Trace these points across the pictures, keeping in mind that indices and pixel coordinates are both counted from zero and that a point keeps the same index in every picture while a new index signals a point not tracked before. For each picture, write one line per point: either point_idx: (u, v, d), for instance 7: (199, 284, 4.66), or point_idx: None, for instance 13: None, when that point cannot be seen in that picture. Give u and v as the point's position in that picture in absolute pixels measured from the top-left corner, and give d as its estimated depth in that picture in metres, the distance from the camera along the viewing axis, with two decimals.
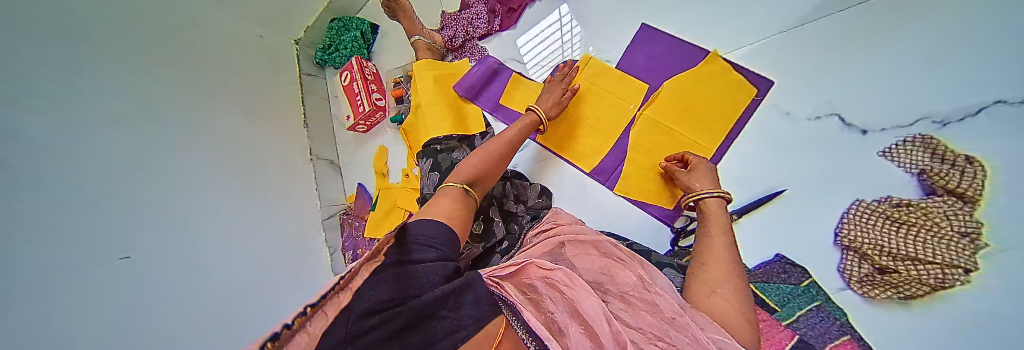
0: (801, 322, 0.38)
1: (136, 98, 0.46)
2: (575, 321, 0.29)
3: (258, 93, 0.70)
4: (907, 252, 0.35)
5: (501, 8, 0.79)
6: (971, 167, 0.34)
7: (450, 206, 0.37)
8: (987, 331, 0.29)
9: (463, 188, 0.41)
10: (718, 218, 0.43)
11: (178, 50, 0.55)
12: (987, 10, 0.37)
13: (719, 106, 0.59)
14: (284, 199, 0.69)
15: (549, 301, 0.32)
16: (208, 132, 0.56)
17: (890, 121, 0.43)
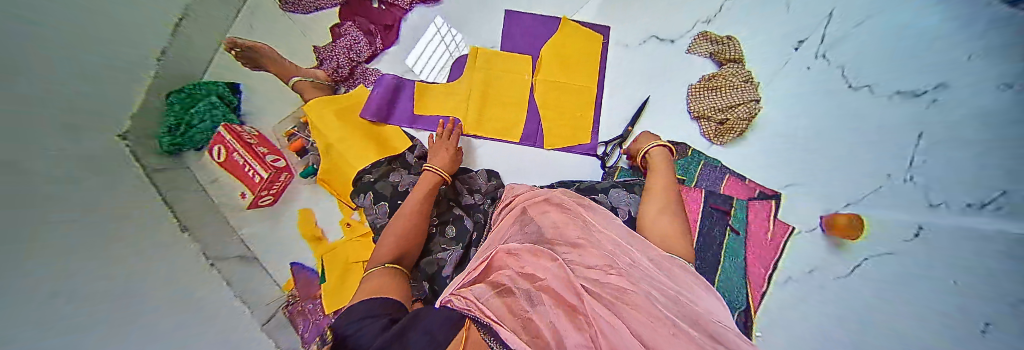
0: (699, 180, 0.72)
1: (88, 201, 0.37)
2: (546, 287, 0.38)
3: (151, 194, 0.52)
4: (729, 103, 0.69)
5: (376, 28, 0.79)
6: (730, 42, 0.71)
7: (378, 285, 0.44)
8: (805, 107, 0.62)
9: (389, 266, 0.48)
10: (660, 164, 0.61)
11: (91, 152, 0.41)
12: None
13: (587, 53, 0.79)
14: (225, 315, 0.52)
15: (519, 282, 0.40)
16: (145, 252, 0.42)
17: (681, 32, 0.78)
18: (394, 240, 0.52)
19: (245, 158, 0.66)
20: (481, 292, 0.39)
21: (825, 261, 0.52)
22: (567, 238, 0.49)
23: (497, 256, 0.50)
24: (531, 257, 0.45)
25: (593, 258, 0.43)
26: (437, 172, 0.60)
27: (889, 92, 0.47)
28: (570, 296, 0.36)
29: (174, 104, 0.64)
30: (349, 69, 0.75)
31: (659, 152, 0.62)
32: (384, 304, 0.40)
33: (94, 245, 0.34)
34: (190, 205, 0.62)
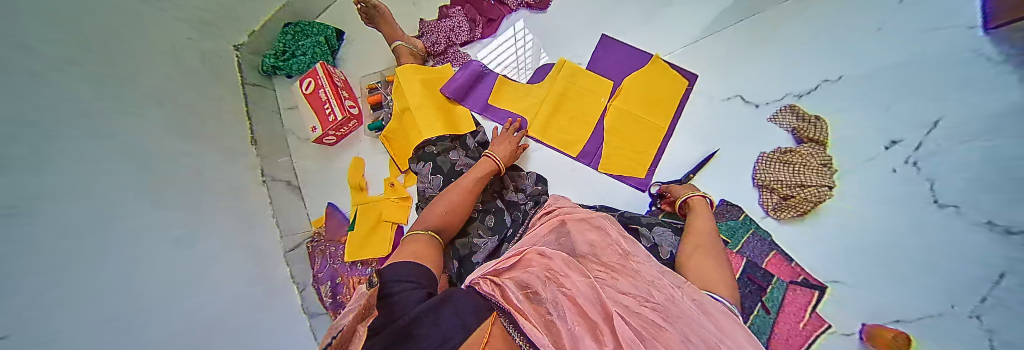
0: (746, 247, 0.68)
1: (91, 78, 0.36)
2: (572, 297, 0.38)
3: (208, 111, 0.57)
4: (798, 181, 0.67)
5: (480, 19, 0.86)
6: (817, 122, 0.69)
7: (420, 250, 0.46)
8: (886, 205, 0.56)
9: (428, 234, 0.51)
10: (702, 215, 0.59)
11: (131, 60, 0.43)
12: (830, 34, 0.69)
13: (667, 95, 0.80)
14: (240, 239, 0.54)
15: (547, 284, 0.40)
16: (165, 160, 0.43)
17: (769, 98, 0.77)
18: (439, 212, 0.55)
19: (327, 96, 0.70)
20: (511, 288, 0.40)
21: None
22: (602, 258, 0.48)
23: (528, 254, 0.49)
24: (561, 264, 0.44)
25: (627, 286, 0.41)
26: (495, 160, 0.64)
27: (977, 219, 0.44)
28: (595, 312, 0.35)
29: (287, 33, 0.75)
30: (444, 47, 0.83)
31: (700, 204, 0.60)
32: (418, 271, 0.41)
33: (81, 122, 0.33)
34: (268, 124, 0.72)
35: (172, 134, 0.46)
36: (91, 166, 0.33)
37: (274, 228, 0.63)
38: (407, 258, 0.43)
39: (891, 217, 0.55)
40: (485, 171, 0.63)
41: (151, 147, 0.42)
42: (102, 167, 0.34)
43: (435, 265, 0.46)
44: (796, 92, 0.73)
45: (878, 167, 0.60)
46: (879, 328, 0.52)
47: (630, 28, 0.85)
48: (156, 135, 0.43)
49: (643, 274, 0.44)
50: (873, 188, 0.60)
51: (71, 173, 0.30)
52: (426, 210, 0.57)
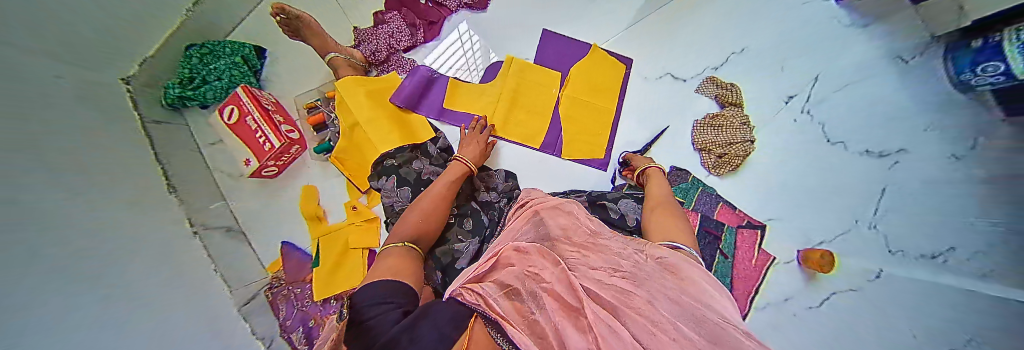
0: (698, 204, 0.76)
1: (36, 127, 0.31)
2: (550, 290, 0.40)
3: (133, 157, 0.48)
4: (729, 139, 0.78)
5: (420, 22, 0.83)
6: (732, 87, 0.82)
7: (398, 265, 0.43)
8: (788, 150, 0.76)
9: (405, 245, 0.48)
10: (658, 182, 0.65)
11: (64, 104, 0.37)
12: (726, 20, 0.87)
13: (611, 79, 0.86)
14: (194, 300, 0.47)
15: (527, 283, 0.42)
16: (104, 219, 0.37)
17: (692, 71, 0.86)
18: (413, 222, 0.53)
19: (258, 124, 0.62)
20: (492, 292, 0.41)
21: (800, 292, 0.66)
22: (574, 240, 0.52)
23: (504, 253, 0.52)
24: (537, 259, 0.47)
25: (598, 261, 0.45)
26: (466, 163, 0.63)
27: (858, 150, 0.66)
28: (571, 298, 0.37)
29: (191, 57, 0.64)
30: (386, 55, 0.79)
31: (656, 172, 0.67)
32: (399, 291, 0.38)
33: (32, 178, 0.28)
34: (189, 164, 0.60)
35: (110, 187, 0.40)
36: (54, 230, 0.29)
37: (223, 283, 0.55)
38: (385, 277, 0.39)
39: (793, 160, 0.75)
40: (456, 175, 0.62)
41: (90, 204, 0.36)
42: (63, 229, 0.30)
43: (416, 279, 0.43)
44: (711, 66, 0.86)
45: (779, 122, 0.78)
46: (808, 252, 0.66)
47: (569, 20, 0.89)
48: (94, 188, 0.37)
49: (609, 248, 0.48)
50: (774, 137, 0.78)
51: (27, 237, 0.25)
52: (394, 227, 0.53)
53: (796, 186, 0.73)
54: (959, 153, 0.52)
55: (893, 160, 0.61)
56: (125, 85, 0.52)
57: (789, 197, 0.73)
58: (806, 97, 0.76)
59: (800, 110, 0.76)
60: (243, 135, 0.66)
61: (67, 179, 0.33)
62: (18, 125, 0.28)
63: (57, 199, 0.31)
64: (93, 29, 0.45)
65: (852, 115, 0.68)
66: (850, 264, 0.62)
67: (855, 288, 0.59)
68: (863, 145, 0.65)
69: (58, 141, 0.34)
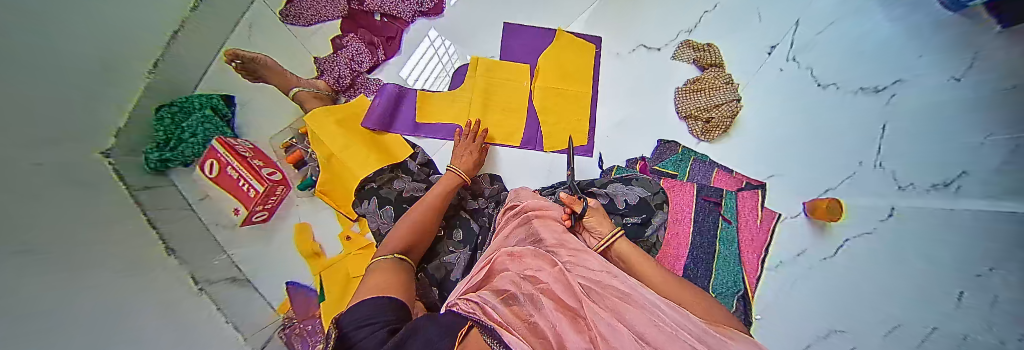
0: (692, 173, 0.75)
1: (30, 203, 0.32)
2: (547, 290, 0.43)
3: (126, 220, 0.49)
4: (711, 102, 0.74)
5: (378, 39, 0.82)
6: (706, 48, 0.77)
7: (388, 280, 0.43)
8: (775, 102, 0.77)
9: (396, 258, 0.49)
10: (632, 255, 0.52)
11: (54, 176, 0.38)
12: None
13: (582, 62, 0.85)
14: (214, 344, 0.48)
15: (523, 286, 0.45)
16: (109, 278, 0.38)
17: (665, 38, 0.83)
18: (404, 231, 0.53)
19: (239, 172, 0.63)
20: (489, 300, 0.41)
21: (812, 246, 0.64)
22: (568, 246, 0.54)
23: (498, 258, 0.53)
24: (533, 261, 0.50)
25: (594, 264, 0.48)
26: (460, 173, 0.62)
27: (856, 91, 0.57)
28: (570, 299, 0.41)
29: (162, 118, 0.61)
30: (351, 79, 0.78)
31: (624, 243, 0.53)
32: (389, 305, 0.38)
33: (31, 249, 0.30)
34: (181, 223, 0.60)
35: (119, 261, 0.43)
36: (81, 303, 0.32)
37: (235, 330, 0.55)
38: (373, 294, 0.40)
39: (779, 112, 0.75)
40: (455, 183, 0.62)
41: (90, 266, 0.37)
42: (95, 303, 0.33)
43: (405, 292, 0.44)
44: (684, 29, 0.81)
45: (763, 80, 0.80)
46: (817, 200, 0.63)
47: (532, 9, 0.87)
48: (91, 254, 0.38)
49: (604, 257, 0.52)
50: (760, 94, 0.80)
51: (36, 305, 0.26)
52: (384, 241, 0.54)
53: (785, 136, 0.73)
54: (960, 74, 0.40)
55: (889, 95, 0.51)
56: (106, 157, 0.51)
57: (781, 148, 0.73)
58: (790, 45, 0.72)
59: (785, 59, 0.74)
60: (227, 186, 0.66)
61: (78, 261, 0.36)
62: (25, 224, 0.31)
63: (76, 279, 0.34)
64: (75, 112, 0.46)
65: (835, 54, 0.62)
66: (859, 205, 0.55)
67: (869, 232, 0.53)
68: (858, 82, 0.56)
69: (60, 227, 0.36)
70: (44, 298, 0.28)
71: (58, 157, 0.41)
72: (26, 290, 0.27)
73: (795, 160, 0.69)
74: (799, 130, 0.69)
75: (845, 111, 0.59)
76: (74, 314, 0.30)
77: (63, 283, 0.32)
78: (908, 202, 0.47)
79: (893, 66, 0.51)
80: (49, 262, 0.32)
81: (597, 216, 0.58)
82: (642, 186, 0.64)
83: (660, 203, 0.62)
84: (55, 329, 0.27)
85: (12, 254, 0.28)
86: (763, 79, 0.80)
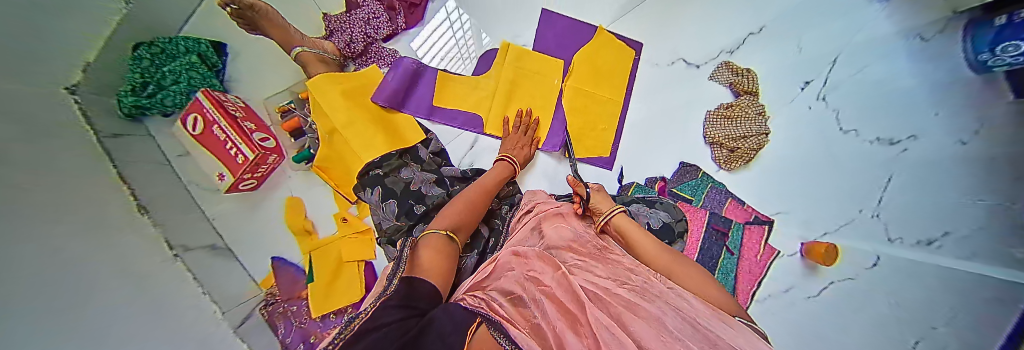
0: (706, 200, 0.75)
1: (7, 166, 0.27)
2: (549, 293, 0.39)
3: (95, 177, 0.42)
4: (740, 133, 0.74)
5: (400, 3, 0.74)
6: (746, 74, 0.77)
7: (436, 257, 0.42)
8: (794, 129, 0.71)
9: (447, 235, 0.47)
10: (630, 227, 0.54)
11: (22, 127, 0.32)
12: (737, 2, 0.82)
13: (620, 67, 0.81)
14: (197, 333, 0.43)
15: (528, 287, 0.41)
16: (93, 257, 0.33)
17: (705, 57, 0.83)
18: (460, 209, 0.52)
19: (226, 134, 0.56)
20: (495, 298, 0.39)
21: (801, 282, 0.66)
22: (581, 251, 0.51)
23: (504, 259, 0.51)
24: (538, 263, 0.47)
25: (605, 271, 0.45)
26: (512, 163, 0.63)
27: (869, 138, 0.57)
28: (573, 304, 0.36)
29: (140, 58, 0.55)
30: (363, 45, 0.71)
31: (622, 216, 0.55)
32: (432, 291, 0.36)
33: (13, 227, 0.24)
34: (155, 180, 0.53)
35: (101, 206, 0.40)
36: (60, 257, 0.29)
37: (215, 306, 0.50)
38: (419, 274, 0.38)
39: (789, 141, 0.72)
40: (506, 171, 0.61)
41: (74, 242, 0.31)
42: (73, 246, 0.31)
43: (450, 284, 0.42)
44: (728, 49, 0.81)
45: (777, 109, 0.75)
46: (813, 244, 0.63)
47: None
48: (71, 229, 0.32)
49: (620, 262, 0.49)
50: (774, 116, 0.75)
51: (22, 289, 0.22)
52: (435, 215, 0.53)
53: (788, 172, 0.70)
54: (967, 138, 0.44)
55: (903, 147, 0.52)
56: (71, 95, 0.43)
57: (791, 179, 0.69)
58: (822, 83, 0.66)
59: (814, 97, 0.68)
60: (212, 148, 0.59)
61: (65, 209, 0.33)
62: (15, 179, 0.27)
63: (61, 220, 0.31)
64: (56, 31, 0.41)
65: (868, 99, 0.58)
66: (856, 248, 0.58)
67: (853, 277, 0.57)
68: (876, 130, 0.56)
69: (45, 165, 0.33)
70: (33, 237, 0.26)
71: (26, 99, 0.34)
72: (20, 227, 0.25)
73: (799, 194, 0.67)
74: (829, 176, 0.62)
75: (864, 162, 0.57)
76: (55, 257, 0.28)
77: (51, 221, 0.30)
78: (892, 252, 0.52)
79: (911, 123, 0.51)
80: (36, 199, 0.29)
81: (600, 195, 0.61)
82: (665, 211, 0.62)
83: (681, 232, 0.60)
84: (33, 272, 0.25)
85: (5, 187, 0.25)
86: (791, 114, 0.72)
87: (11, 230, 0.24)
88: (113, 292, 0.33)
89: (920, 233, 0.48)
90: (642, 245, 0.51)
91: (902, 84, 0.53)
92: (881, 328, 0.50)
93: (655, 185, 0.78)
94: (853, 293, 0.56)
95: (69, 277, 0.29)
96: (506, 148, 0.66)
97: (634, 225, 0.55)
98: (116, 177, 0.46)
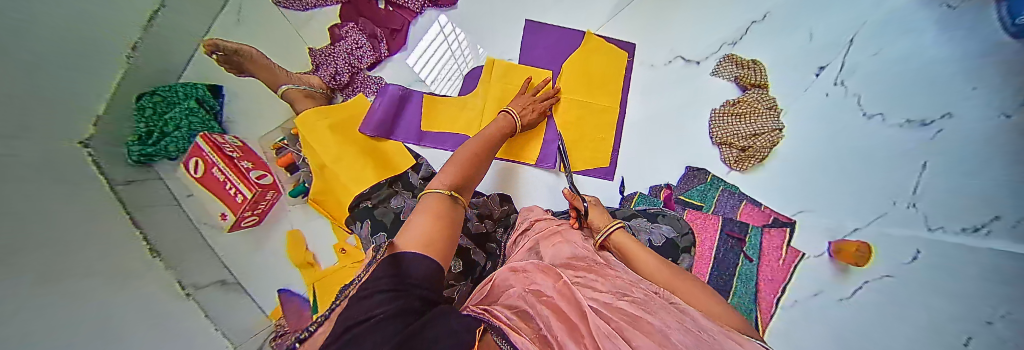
0: (719, 204, 0.73)
1: (26, 228, 0.29)
2: (553, 306, 0.37)
3: (112, 225, 0.44)
4: (751, 131, 0.72)
5: (381, 31, 0.80)
6: (755, 65, 0.74)
7: (432, 220, 0.39)
8: (804, 123, 0.66)
9: (449, 194, 0.45)
10: (630, 246, 0.52)
11: (45, 188, 0.35)
12: None
13: (611, 72, 0.84)
14: None
15: (530, 301, 0.38)
16: (105, 306, 0.35)
17: (705, 52, 0.81)
18: (456, 169, 0.50)
19: (224, 174, 0.58)
20: (500, 310, 0.38)
21: (829, 285, 0.57)
22: (582, 264, 0.47)
23: (502, 276, 0.47)
24: (538, 277, 0.43)
25: (607, 285, 0.41)
26: (513, 117, 0.65)
27: (900, 120, 0.47)
28: (575, 316, 0.34)
29: (144, 108, 0.57)
30: (348, 76, 0.76)
31: (621, 232, 0.53)
32: (428, 265, 0.33)
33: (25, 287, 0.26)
34: (166, 222, 0.55)
35: (117, 252, 0.42)
36: (71, 309, 0.30)
37: (229, 342, 0.51)
38: (413, 248, 0.34)
39: (802, 136, 0.66)
40: (499, 131, 0.61)
41: (84, 294, 0.33)
42: (71, 288, 0.32)
43: (449, 245, 0.38)
44: (728, 41, 0.79)
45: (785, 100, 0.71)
46: (843, 242, 0.54)
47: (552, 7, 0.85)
48: (83, 282, 0.34)
49: (622, 275, 0.45)
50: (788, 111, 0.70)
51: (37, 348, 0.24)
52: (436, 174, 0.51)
53: (807, 176, 0.63)
54: (1007, 111, 0.33)
55: (937, 129, 0.42)
56: (85, 148, 0.45)
57: (811, 180, 0.62)
58: (839, 66, 0.59)
59: (832, 82, 0.61)
60: (212, 188, 0.62)
61: (77, 263, 0.35)
62: (31, 239, 0.29)
63: (73, 275, 0.33)
64: (85, 88, 0.45)
65: (889, 77, 0.50)
66: (889, 234, 0.48)
67: (889, 275, 0.48)
68: (905, 113, 0.47)
69: (60, 213, 0.35)
70: (29, 283, 0.27)
71: (47, 160, 0.37)
72: (17, 274, 0.26)
73: (821, 196, 0.59)
74: (858, 171, 0.53)
75: (907, 159, 0.46)
76: (51, 301, 0.29)
77: (51, 265, 0.31)
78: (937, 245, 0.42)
79: (946, 97, 0.41)
80: (46, 249, 0.31)
81: (597, 210, 0.60)
82: (669, 225, 0.58)
83: (688, 247, 0.57)
84: (47, 329, 0.26)
85: (22, 250, 0.28)
86: (805, 104, 0.66)
87: (8, 279, 0.25)
88: (117, 331, 0.34)
89: (966, 219, 0.37)
90: (638, 256, 0.50)
91: (930, 48, 0.45)
92: (925, 332, 0.40)
93: (659, 193, 0.78)
94: (889, 292, 0.47)
95: (68, 319, 0.29)
96: (515, 105, 0.69)
97: (632, 241, 0.53)
98: (132, 224, 0.48)
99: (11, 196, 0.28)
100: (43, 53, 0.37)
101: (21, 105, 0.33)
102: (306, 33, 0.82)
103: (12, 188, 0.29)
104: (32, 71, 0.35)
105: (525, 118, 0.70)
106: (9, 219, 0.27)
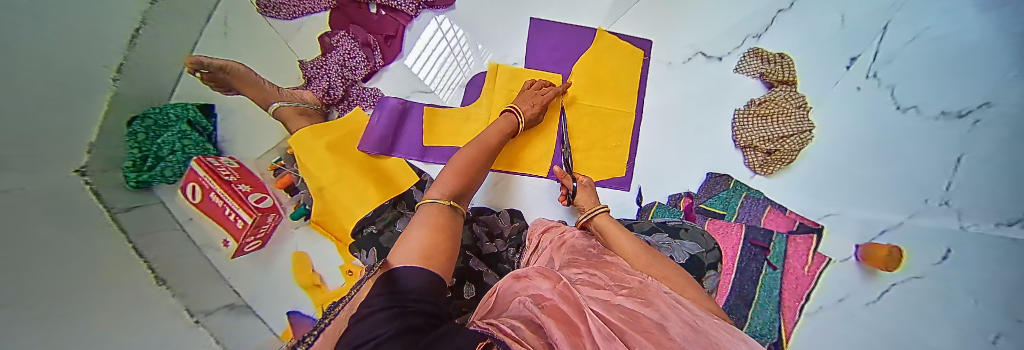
0: (742, 213, 0.69)
1: (61, 278, 0.30)
2: (554, 310, 0.31)
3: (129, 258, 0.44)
4: (783, 132, 0.69)
5: (376, 38, 0.75)
6: (784, 58, 0.72)
7: (435, 237, 0.34)
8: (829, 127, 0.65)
9: (448, 204, 0.40)
10: (610, 232, 0.50)
11: (65, 235, 0.35)
12: None
13: (622, 73, 0.78)
14: None
15: (531, 309, 0.32)
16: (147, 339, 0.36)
17: (728, 47, 0.77)
18: (453, 176, 0.46)
19: (224, 201, 0.56)
20: (504, 322, 0.31)
21: (856, 289, 0.54)
22: (586, 263, 0.45)
23: (504, 286, 0.41)
24: (539, 281, 0.38)
25: (609, 284, 0.38)
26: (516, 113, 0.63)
27: None
28: (580, 319, 0.29)
29: (135, 133, 0.54)
30: (343, 90, 0.72)
31: (603, 217, 0.53)
32: (430, 278, 0.28)
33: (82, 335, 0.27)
34: (169, 246, 0.55)
35: (137, 285, 0.43)
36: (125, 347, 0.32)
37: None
38: (414, 260, 0.29)
39: (826, 134, 0.65)
40: (501, 131, 0.59)
41: (129, 329, 0.34)
42: (115, 322, 0.33)
43: (449, 263, 0.33)
44: (754, 33, 0.75)
45: (811, 92, 0.69)
46: (871, 246, 0.52)
47: (558, 4, 0.79)
48: (125, 317, 0.35)
49: (625, 270, 0.42)
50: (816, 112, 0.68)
51: None
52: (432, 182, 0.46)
53: (830, 186, 0.62)
54: None
55: (973, 119, 0.46)
56: (81, 177, 0.44)
57: (833, 180, 0.61)
58: (873, 56, 0.60)
59: (865, 75, 0.62)
60: (211, 212, 0.60)
61: (114, 302, 0.36)
62: (67, 288, 0.30)
63: (117, 314, 0.34)
64: (79, 106, 0.43)
65: None
66: (922, 227, 0.48)
67: (920, 275, 0.47)
68: (938, 105, 0.49)
69: (69, 244, 0.34)
70: (56, 314, 0.26)
71: (59, 205, 0.36)
72: (65, 319, 0.27)
73: (845, 191, 0.59)
74: (868, 174, 0.56)
75: (930, 146, 0.49)
76: (65, 325, 0.27)
77: (58, 290, 0.29)
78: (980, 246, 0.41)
79: None
80: (85, 294, 0.32)
81: (585, 192, 0.62)
82: (692, 240, 0.56)
83: (713, 263, 0.53)
84: None
85: (64, 300, 0.29)
86: (836, 100, 0.65)
87: (29, 316, 0.24)
88: (137, 347, 0.32)
89: None
90: (617, 240, 0.48)
91: None
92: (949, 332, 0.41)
93: (680, 203, 0.74)
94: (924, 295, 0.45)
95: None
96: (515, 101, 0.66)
97: (615, 226, 0.51)
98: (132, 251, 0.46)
99: (32, 240, 0.28)
100: (42, 71, 0.35)
101: (19, 131, 0.31)
102: (294, 43, 0.76)
103: (41, 241, 0.30)
104: (32, 90, 0.33)
105: (528, 112, 0.66)
106: (28, 254, 0.27)
